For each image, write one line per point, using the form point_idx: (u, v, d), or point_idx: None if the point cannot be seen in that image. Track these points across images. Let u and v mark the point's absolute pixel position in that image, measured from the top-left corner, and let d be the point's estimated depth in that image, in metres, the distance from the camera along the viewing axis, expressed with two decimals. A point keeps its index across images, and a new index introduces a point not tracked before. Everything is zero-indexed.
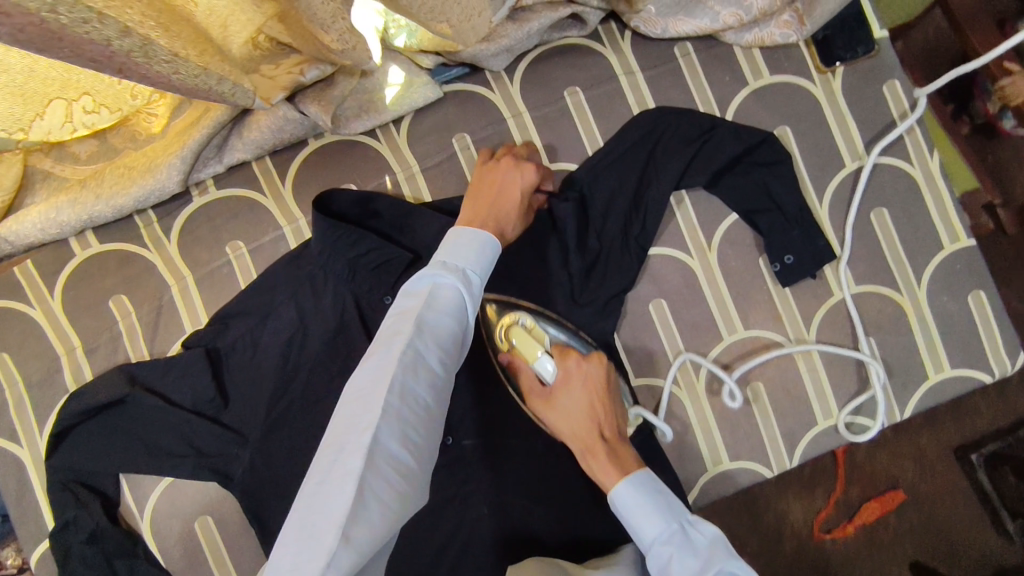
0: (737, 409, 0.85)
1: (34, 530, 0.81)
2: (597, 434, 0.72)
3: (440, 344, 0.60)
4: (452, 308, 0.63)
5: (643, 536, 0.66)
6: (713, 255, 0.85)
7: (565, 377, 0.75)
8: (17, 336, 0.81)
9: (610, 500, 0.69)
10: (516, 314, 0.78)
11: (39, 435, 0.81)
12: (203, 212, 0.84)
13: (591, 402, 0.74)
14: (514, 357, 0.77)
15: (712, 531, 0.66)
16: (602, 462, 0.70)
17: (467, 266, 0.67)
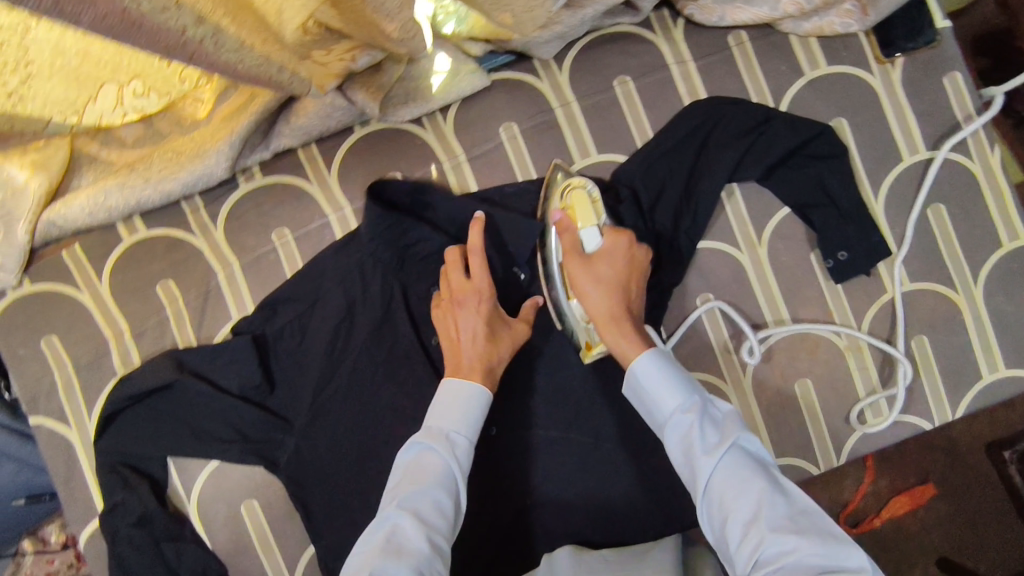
0: (784, 406, 0.84)
1: (83, 511, 0.82)
2: (625, 307, 0.73)
3: (427, 508, 0.64)
4: (432, 477, 0.66)
5: (664, 408, 0.67)
6: (764, 249, 0.84)
7: (613, 248, 0.74)
8: (66, 320, 0.82)
9: (635, 361, 0.69)
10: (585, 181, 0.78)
11: (88, 418, 0.82)
12: (249, 198, 0.84)
13: (627, 278, 0.74)
14: (566, 217, 0.76)
15: (730, 410, 0.68)
16: (626, 333, 0.71)
17: (452, 429, 0.69)
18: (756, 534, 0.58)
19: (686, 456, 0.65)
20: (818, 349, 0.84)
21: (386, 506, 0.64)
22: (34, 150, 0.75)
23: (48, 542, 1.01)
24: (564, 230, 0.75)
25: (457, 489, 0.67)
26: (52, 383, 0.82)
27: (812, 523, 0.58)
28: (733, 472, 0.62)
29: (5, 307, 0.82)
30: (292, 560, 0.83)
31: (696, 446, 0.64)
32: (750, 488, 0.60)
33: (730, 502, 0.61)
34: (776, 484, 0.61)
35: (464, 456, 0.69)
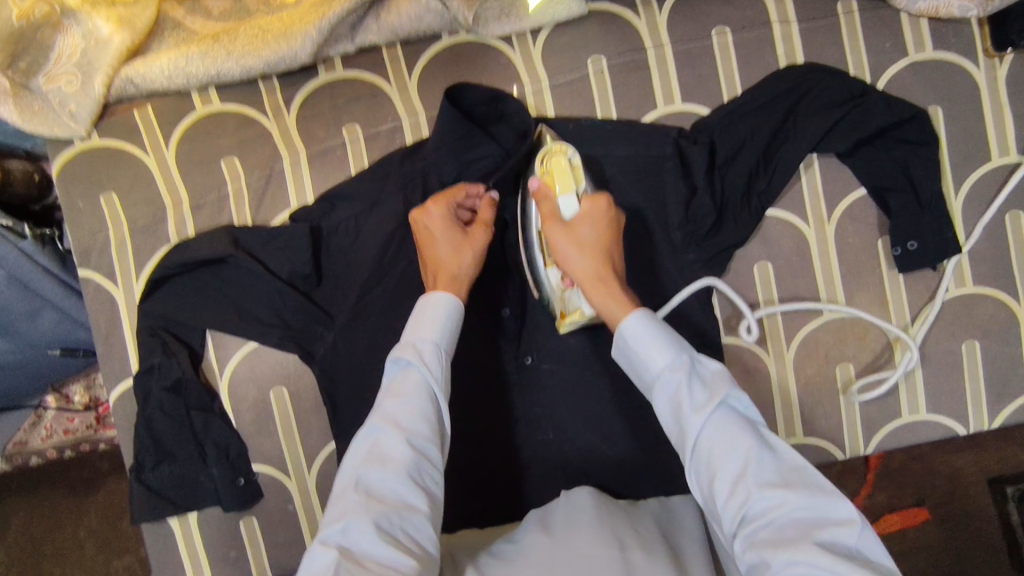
0: (821, 385, 0.83)
1: (117, 370, 0.83)
2: (610, 269, 0.70)
3: (404, 421, 0.62)
4: (410, 391, 0.63)
5: (652, 367, 0.64)
6: (832, 228, 0.82)
7: (593, 211, 0.72)
8: (128, 179, 0.82)
9: (622, 321, 0.66)
10: (568, 147, 0.76)
11: (136, 279, 0.82)
12: (326, 89, 0.83)
13: (608, 238, 0.72)
14: (544, 184, 0.74)
15: (718, 365, 0.64)
16: (612, 296, 0.68)
17: (428, 338, 0.67)
18: (743, 491, 0.56)
19: (673, 415, 0.62)
20: (867, 336, 0.83)
21: (366, 421, 0.63)
22: (123, 5, 0.80)
23: (71, 400, 1.01)
24: (542, 198, 0.74)
25: (440, 400, 0.65)
26: (106, 238, 0.82)
27: (801, 478, 0.56)
28: (720, 429, 0.59)
29: (71, 157, 0.82)
30: (312, 452, 0.84)
31: (683, 406, 0.61)
32: (737, 445, 0.58)
33: (717, 460, 0.58)
34: (763, 439, 0.59)
35: (438, 364, 0.66)
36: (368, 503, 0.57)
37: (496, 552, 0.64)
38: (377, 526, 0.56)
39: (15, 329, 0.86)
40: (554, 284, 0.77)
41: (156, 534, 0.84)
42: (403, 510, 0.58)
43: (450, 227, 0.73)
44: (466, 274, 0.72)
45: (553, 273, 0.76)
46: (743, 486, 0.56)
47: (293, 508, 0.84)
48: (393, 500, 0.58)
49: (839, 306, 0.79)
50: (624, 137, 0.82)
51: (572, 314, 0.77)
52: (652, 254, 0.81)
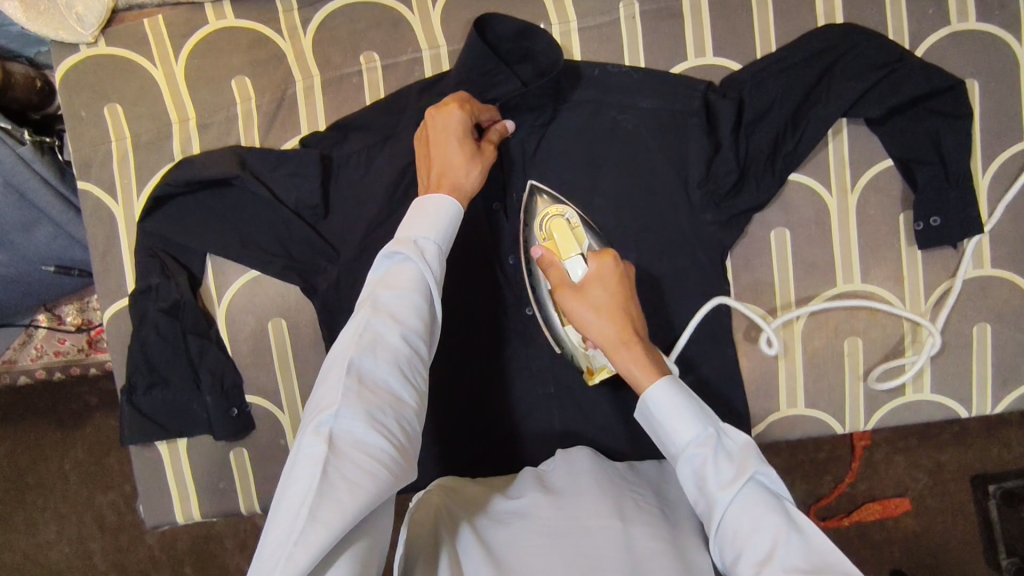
0: (829, 358, 0.82)
1: (113, 289, 0.81)
2: (634, 330, 0.63)
3: (400, 314, 0.56)
4: (407, 283, 0.58)
5: (675, 441, 0.58)
6: (855, 197, 0.80)
7: (602, 270, 0.66)
8: (134, 91, 0.79)
9: (647, 390, 0.60)
10: (564, 208, 0.74)
11: (136, 197, 0.80)
12: (346, 13, 0.80)
13: (627, 298, 0.65)
14: (547, 251, 0.69)
15: (746, 438, 0.58)
16: (636, 358, 0.62)
17: (426, 237, 0.61)
18: (768, 574, 0.50)
19: (696, 490, 0.57)
20: (879, 312, 0.81)
21: (356, 307, 0.56)
22: None
23: (63, 321, 0.99)
24: (546, 264, 0.69)
25: (434, 297, 0.60)
26: (108, 151, 0.79)
27: (830, 564, 0.49)
28: (746, 506, 0.54)
29: (75, 63, 0.79)
30: (306, 388, 0.83)
31: (707, 480, 0.56)
32: (762, 523, 0.52)
33: (743, 539, 0.53)
34: (792, 521, 0.53)
35: (436, 264, 0.61)
36: (359, 391, 0.51)
37: (498, 525, 0.62)
38: (367, 416, 0.50)
39: (9, 241, 0.83)
40: (576, 342, 0.74)
41: (143, 457, 0.83)
42: (394, 404, 0.52)
43: (465, 135, 0.70)
44: (470, 184, 0.68)
45: (572, 330, 0.74)
46: (767, 565, 0.50)
47: (284, 443, 0.83)
48: (382, 390, 0.52)
49: (862, 301, 0.77)
50: (651, 87, 0.79)
51: (601, 371, 0.73)
52: (670, 211, 0.79)
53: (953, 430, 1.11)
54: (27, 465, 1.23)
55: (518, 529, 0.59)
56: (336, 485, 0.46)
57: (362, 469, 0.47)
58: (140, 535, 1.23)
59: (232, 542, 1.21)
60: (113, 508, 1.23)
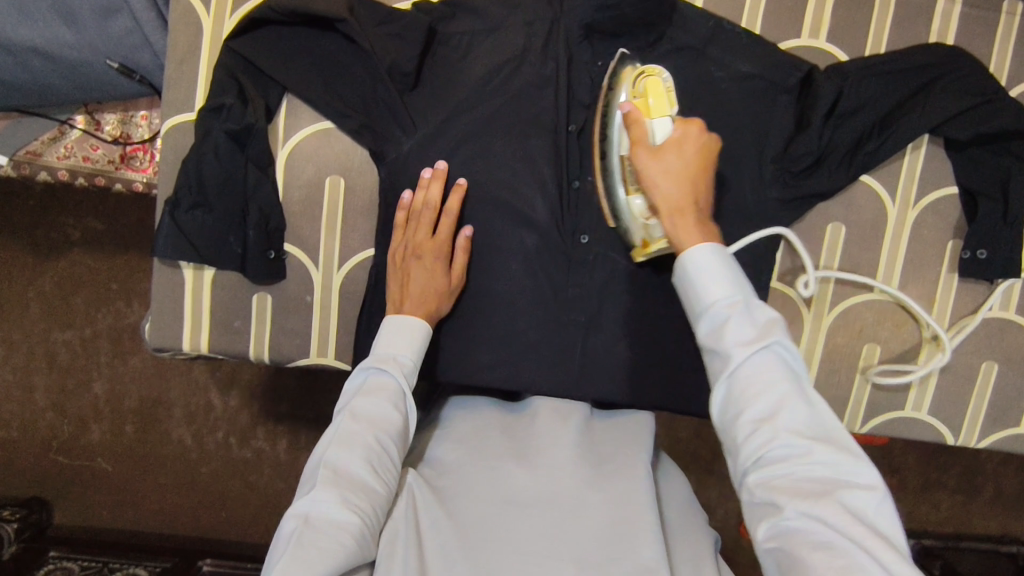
0: (846, 356, 0.86)
1: (180, 100, 0.78)
2: (693, 199, 0.64)
3: (372, 422, 0.63)
4: (384, 394, 0.65)
5: (703, 298, 0.60)
6: (914, 213, 0.84)
7: (684, 136, 0.66)
8: None
9: (688, 252, 0.61)
10: (661, 69, 0.71)
11: (229, 17, 0.78)
12: None
13: (696, 170, 0.65)
14: (636, 107, 0.69)
15: (772, 311, 0.59)
16: (692, 222, 0.63)
17: (401, 358, 0.68)
18: (769, 433, 0.55)
19: (713, 345, 0.59)
20: (904, 326, 0.85)
21: (335, 419, 0.64)
22: None
23: (101, 129, 0.95)
24: (631, 121, 0.68)
25: (408, 406, 0.67)
26: None
27: (830, 433, 0.56)
28: (761, 371, 0.57)
29: None
30: (346, 252, 0.82)
31: (728, 340, 0.58)
32: (776, 387, 0.56)
33: (750, 397, 0.56)
34: (804, 392, 0.57)
35: (412, 377, 0.68)
36: (332, 483, 0.59)
37: (454, 462, 0.69)
38: (339, 502, 0.58)
39: (82, 23, 0.82)
40: (637, 212, 0.71)
41: (164, 277, 0.81)
42: (368, 495, 0.59)
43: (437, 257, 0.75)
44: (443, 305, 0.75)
45: (636, 201, 0.71)
46: (772, 430, 0.55)
47: (309, 300, 0.83)
48: (354, 482, 0.60)
49: (890, 285, 0.78)
50: (761, 53, 0.80)
51: (658, 244, 0.71)
52: (742, 176, 0.80)
53: (891, 481, 1.21)
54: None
55: (473, 470, 0.67)
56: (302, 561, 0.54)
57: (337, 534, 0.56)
58: (89, 381, 1.20)
59: (181, 410, 1.20)
60: (67, 347, 1.20)
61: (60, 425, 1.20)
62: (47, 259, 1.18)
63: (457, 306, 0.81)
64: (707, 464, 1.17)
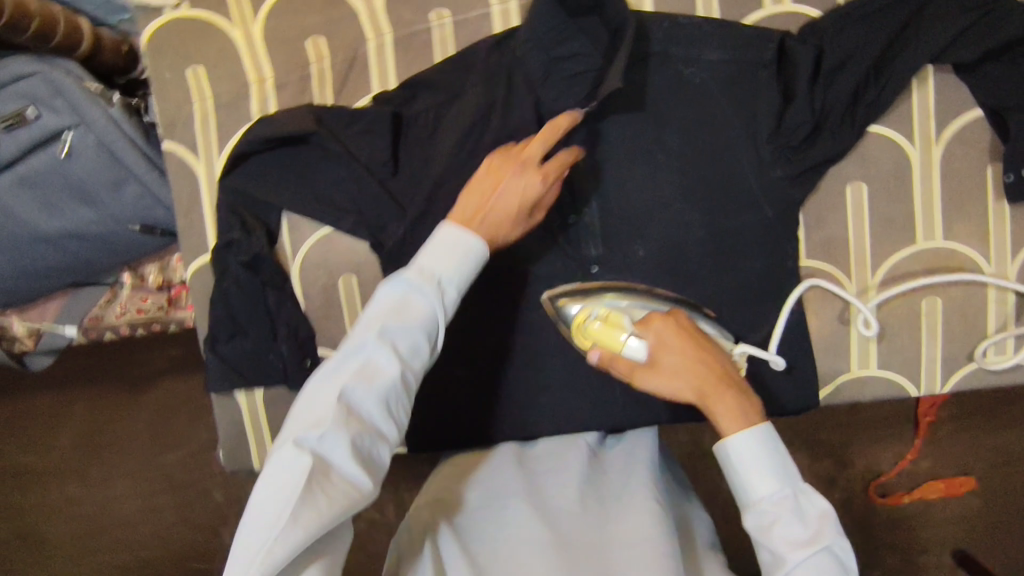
0: (904, 315, 0.80)
1: (196, 244, 0.84)
2: (713, 374, 0.62)
3: (336, 435, 0.53)
4: (420, 319, 0.58)
5: (751, 492, 0.59)
6: (939, 149, 0.78)
7: (661, 336, 0.64)
8: (214, 51, 0.81)
9: (736, 440, 0.59)
10: (601, 299, 0.72)
11: (218, 155, 0.83)
12: None
13: (695, 353, 0.63)
14: (603, 350, 0.65)
15: (824, 503, 0.58)
16: (732, 401, 0.61)
17: (352, 449, 0.53)
18: None
19: (762, 542, 0.58)
20: (960, 270, 0.79)
21: (362, 328, 0.57)
22: None
23: (146, 280, 1.03)
24: (612, 363, 0.65)
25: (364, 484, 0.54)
26: (189, 110, 0.82)
27: None
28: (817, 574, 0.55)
29: (160, 27, 0.81)
30: None
31: (778, 540, 0.57)
32: None
33: None
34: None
35: (453, 302, 0.60)
36: (354, 411, 0.54)
37: (478, 508, 0.68)
38: (355, 445, 0.53)
39: (99, 198, 0.87)
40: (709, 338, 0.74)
41: (221, 405, 0.87)
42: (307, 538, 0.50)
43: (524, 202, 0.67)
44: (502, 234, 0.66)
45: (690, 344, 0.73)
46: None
47: None
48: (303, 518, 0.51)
49: (970, 276, 0.75)
50: (724, 37, 0.77)
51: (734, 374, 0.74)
52: (741, 165, 0.78)
53: (1005, 417, 1.10)
54: (100, 425, 1.29)
55: (494, 516, 0.66)
56: None
57: (320, 515, 0.51)
58: (196, 498, 1.28)
59: None
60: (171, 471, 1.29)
61: (186, 544, 1.29)
62: (144, 385, 1.28)
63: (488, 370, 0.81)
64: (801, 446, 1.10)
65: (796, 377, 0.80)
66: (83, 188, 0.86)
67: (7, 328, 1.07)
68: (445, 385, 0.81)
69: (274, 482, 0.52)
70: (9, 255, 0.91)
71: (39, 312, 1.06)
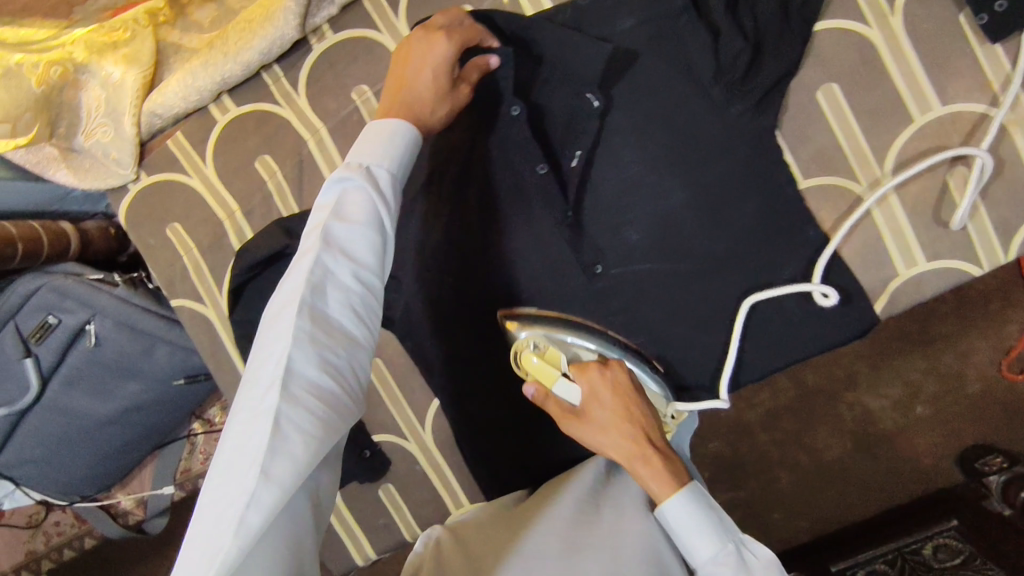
0: (933, 197, 0.73)
1: (232, 381, 0.89)
2: (641, 437, 0.64)
3: (350, 261, 0.55)
4: (359, 208, 0.57)
5: (693, 556, 0.59)
6: (898, 19, 0.71)
7: (592, 386, 0.67)
8: (182, 205, 0.86)
9: (665, 502, 0.60)
10: (531, 336, 0.72)
11: (220, 295, 0.87)
12: (324, 58, 0.80)
13: (626, 407, 0.66)
14: (540, 389, 0.69)
15: (769, 552, 0.59)
16: (655, 471, 0.62)
17: (347, 247, 0.55)
18: None
19: None
20: (975, 130, 0.71)
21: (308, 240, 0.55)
22: (123, 43, 0.81)
23: (212, 422, 1.12)
24: (546, 399, 0.69)
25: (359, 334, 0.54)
26: (182, 265, 0.87)
27: None
28: None
29: (130, 203, 0.87)
30: (420, 412, 0.87)
31: None
32: None
33: None
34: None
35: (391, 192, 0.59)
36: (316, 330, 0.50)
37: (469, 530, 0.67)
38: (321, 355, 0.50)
39: (139, 370, 0.93)
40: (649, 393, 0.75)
41: None
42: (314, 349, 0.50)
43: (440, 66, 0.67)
44: (418, 119, 0.66)
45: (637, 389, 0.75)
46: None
47: (420, 467, 0.88)
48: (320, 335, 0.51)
49: (955, 151, 0.67)
50: (630, 1, 0.74)
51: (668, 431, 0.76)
52: (697, 116, 0.74)
53: None
54: None
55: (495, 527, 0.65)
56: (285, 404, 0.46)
57: (297, 457, 0.45)
58: None
59: None
60: None
61: None
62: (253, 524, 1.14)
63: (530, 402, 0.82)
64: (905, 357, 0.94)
65: (837, 303, 0.75)
66: (124, 369, 0.92)
67: (117, 505, 1.16)
68: (490, 429, 0.83)
69: (286, 287, 0.53)
70: (84, 446, 0.99)
71: (138, 482, 1.16)
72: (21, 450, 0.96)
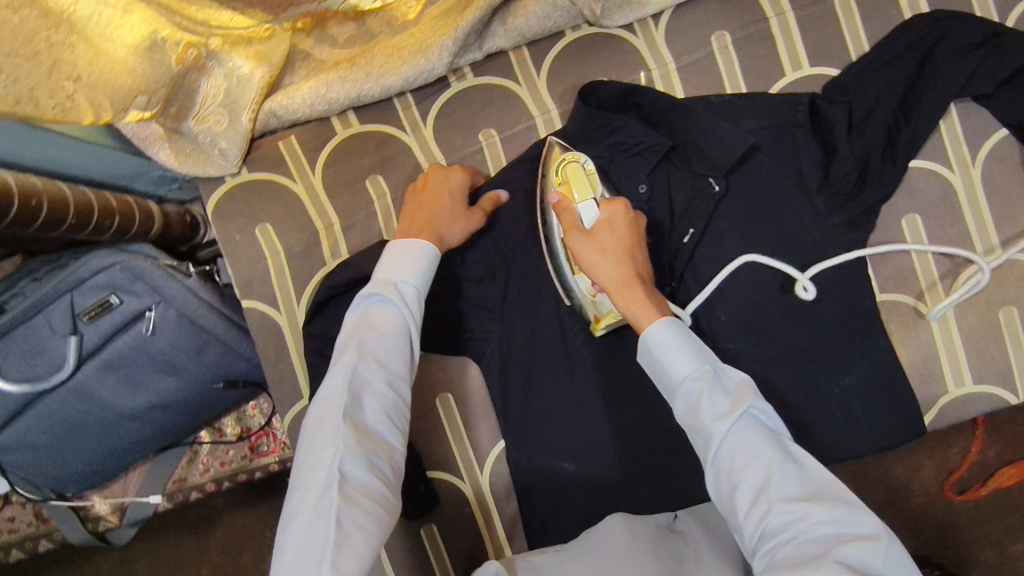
0: (988, 329, 0.83)
1: (290, 393, 0.85)
2: (634, 273, 0.69)
3: (384, 369, 0.65)
4: (388, 326, 0.67)
5: (674, 375, 0.63)
6: (978, 171, 0.83)
7: (613, 216, 0.71)
8: (279, 206, 0.85)
9: (647, 330, 0.66)
10: (580, 154, 0.76)
11: (297, 303, 0.85)
12: (461, 97, 0.86)
13: (631, 244, 0.71)
14: (563, 196, 0.74)
15: (742, 376, 0.63)
16: (639, 297, 0.68)
17: (383, 356, 0.65)
18: (764, 504, 0.55)
19: (694, 422, 0.61)
20: None
21: (342, 352, 0.65)
22: (259, 41, 0.79)
23: (224, 433, 1.06)
24: (563, 210, 0.74)
25: (398, 437, 0.64)
26: (265, 267, 0.85)
27: (827, 491, 0.55)
28: (747, 438, 0.58)
29: (222, 195, 0.85)
30: (482, 454, 0.87)
31: (706, 413, 0.60)
32: (762, 454, 0.57)
33: (738, 469, 0.57)
34: (787, 452, 0.58)
35: (414, 305, 0.69)
36: (358, 437, 0.60)
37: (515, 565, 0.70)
38: (366, 460, 0.60)
39: (182, 366, 0.88)
40: (586, 288, 0.76)
41: None
42: (363, 453, 0.60)
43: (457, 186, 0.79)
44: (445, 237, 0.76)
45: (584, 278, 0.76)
46: (765, 498, 0.55)
47: (469, 511, 0.86)
48: (365, 441, 0.61)
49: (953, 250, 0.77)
50: (752, 110, 0.82)
51: (609, 316, 0.76)
52: (799, 218, 0.81)
53: None
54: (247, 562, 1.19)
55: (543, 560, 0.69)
56: (341, 507, 0.56)
57: (359, 549, 0.55)
58: None
59: None
60: None
61: None
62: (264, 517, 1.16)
63: (600, 461, 0.81)
64: (894, 463, 1.07)
65: (901, 412, 0.81)
66: (166, 361, 0.87)
67: (89, 509, 1.05)
68: (555, 484, 0.83)
69: (326, 401, 0.63)
70: (94, 439, 0.91)
71: (120, 487, 1.05)
72: (25, 435, 0.88)
